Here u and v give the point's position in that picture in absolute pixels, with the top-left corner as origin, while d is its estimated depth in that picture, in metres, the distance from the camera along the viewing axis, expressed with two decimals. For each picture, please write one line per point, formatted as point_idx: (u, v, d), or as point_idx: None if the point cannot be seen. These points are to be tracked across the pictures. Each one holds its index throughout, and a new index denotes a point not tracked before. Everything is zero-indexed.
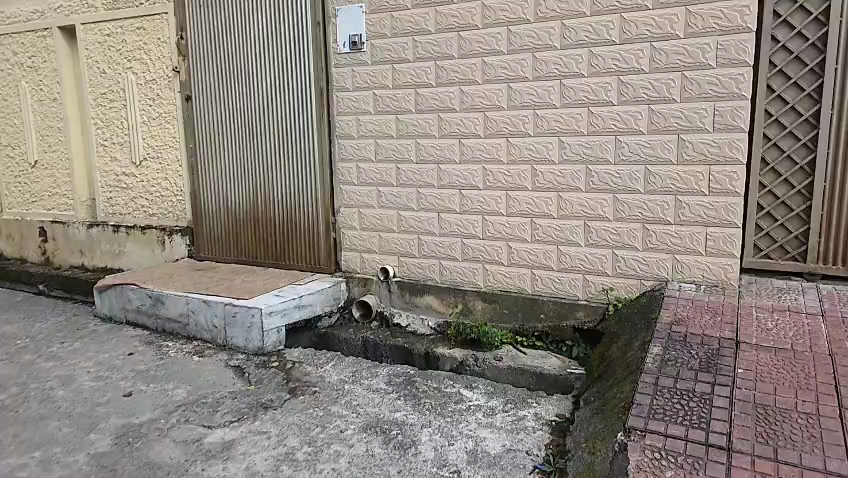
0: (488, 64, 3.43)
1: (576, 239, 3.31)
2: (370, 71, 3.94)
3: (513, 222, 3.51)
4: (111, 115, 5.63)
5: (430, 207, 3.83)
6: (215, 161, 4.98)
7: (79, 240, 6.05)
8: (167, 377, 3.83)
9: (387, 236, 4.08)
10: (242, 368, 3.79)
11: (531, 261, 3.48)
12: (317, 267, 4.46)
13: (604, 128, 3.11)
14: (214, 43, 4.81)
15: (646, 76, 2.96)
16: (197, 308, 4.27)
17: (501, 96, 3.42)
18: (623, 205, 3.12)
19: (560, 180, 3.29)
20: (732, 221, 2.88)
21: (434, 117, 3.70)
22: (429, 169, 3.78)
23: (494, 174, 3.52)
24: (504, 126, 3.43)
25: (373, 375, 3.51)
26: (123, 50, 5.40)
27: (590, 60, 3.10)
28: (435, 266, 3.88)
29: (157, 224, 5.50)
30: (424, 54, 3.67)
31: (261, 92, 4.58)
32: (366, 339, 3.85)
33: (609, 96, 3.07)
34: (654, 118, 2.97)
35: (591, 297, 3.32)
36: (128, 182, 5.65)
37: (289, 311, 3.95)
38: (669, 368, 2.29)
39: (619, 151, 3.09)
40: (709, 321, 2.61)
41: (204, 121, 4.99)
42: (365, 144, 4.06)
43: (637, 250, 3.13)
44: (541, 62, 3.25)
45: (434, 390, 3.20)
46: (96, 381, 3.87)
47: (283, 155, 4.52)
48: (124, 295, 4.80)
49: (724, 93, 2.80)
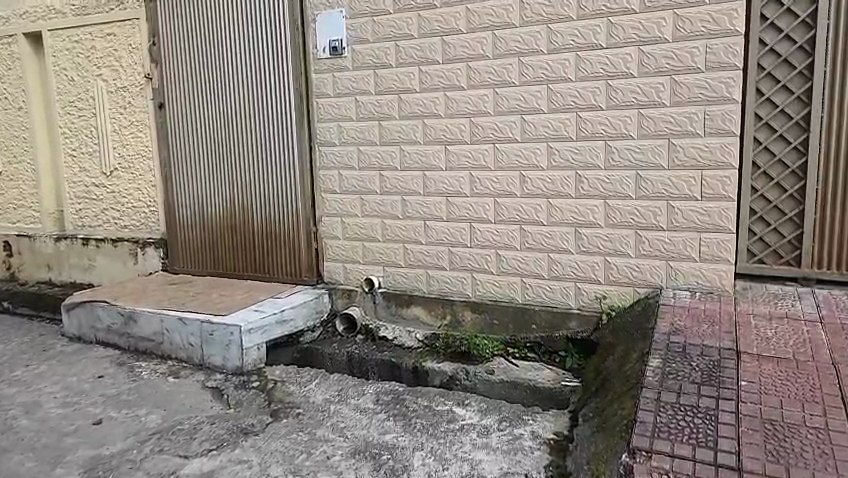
0: (473, 68, 3.34)
1: (567, 247, 3.22)
2: (352, 76, 3.81)
3: (502, 230, 3.41)
4: (79, 124, 5.37)
5: (416, 215, 3.70)
6: (190, 169, 4.77)
7: (46, 254, 5.73)
8: (140, 402, 3.59)
9: (372, 246, 3.93)
10: (221, 389, 3.58)
11: (521, 270, 3.38)
12: (299, 278, 4.28)
13: (594, 132, 3.04)
14: (188, 48, 4.62)
15: (635, 81, 2.90)
16: (172, 327, 4.04)
17: (487, 102, 3.32)
18: (614, 212, 3.05)
19: (550, 187, 3.20)
20: (726, 227, 2.83)
21: (418, 124, 3.59)
22: (414, 177, 3.66)
23: (482, 181, 3.42)
24: (491, 132, 3.34)
25: (361, 394, 3.35)
26: (93, 57, 5.16)
27: (578, 64, 3.03)
28: (423, 277, 3.74)
29: (129, 237, 5.24)
30: (408, 58, 3.56)
31: (238, 99, 4.40)
32: (351, 354, 3.69)
33: (597, 100, 3.00)
34: (645, 122, 2.91)
35: (584, 306, 3.23)
36: (98, 193, 5.38)
37: (270, 327, 3.77)
38: (671, 383, 2.22)
39: (609, 156, 3.02)
40: (707, 330, 2.54)
41: (179, 129, 4.79)
42: (347, 152, 3.92)
43: (630, 257, 3.06)
44: (528, 66, 3.17)
45: (426, 409, 3.06)
46: (62, 408, 3.61)
47: (261, 163, 4.34)
48: (94, 313, 4.54)
49: (715, 97, 2.75)
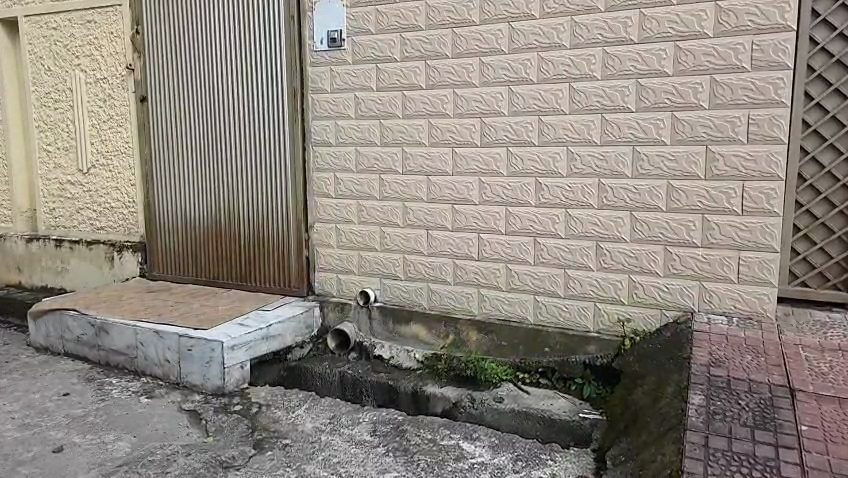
0: (486, 64, 3.04)
1: (587, 263, 2.92)
2: (351, 70, 3.50)
3: (514, 242, 3.10)
4: (55, 117, 4.98)
5: (418, 223, 3.38)
6: (173, 171, 4.41)
7: (16, 255, 5.32)
8: (108, 426, 3.21)
9: (368, 255, 3.60)
10: (199, 413, 3.23)
11: (535, 286, 3.08)
12: (288, 289, 3.95)
13: (621, 137, 2.75)
14: (174, 41, 4.28)
15: (670, 80, 2.62)
16: (146, 341, 3.67)
17: (501, 101, 3.03)
18: (642, 225, 2.76)
19: (569, 196, 2.91)
20: (768, 245, 2.55)
21: (425, 123, 3.28)
22: (418, 181, 3.35)
23: (493, 187, 3.11)
24: (505, 134, 3.04)
25: (355, 423, 3.01)
26: (71, 45, 4.79)
27: (604, 60, 2.74)
28: (424, 291, 3.42)
29: (106, 240, 4.85)
30: (413, 51, 3.26)
31: (225, 97, 4.07)
32: (344, 375, 3.34)
33: (626, 101, 2.72)
34: (679, 126, 2.63)
35: (603, 330, 2.94)
36: (73, 192, 4.99)
37: (255, 343, 3.43)
38: (719, 425, 1.97)
39: (638, 164, 2.72)
40: (752, 362, 2.30)
41: (161, 127, 4.43)
42: (345, 152, 3.60)
43: (657, 275, 2.76)
44: (548, 61, 2.88)
45: (429, 443, 2.73)
46: (20, 431, 3.21)
47: (250, 190, 4.02)
48: (62, 323, 4.15)
49: (760, 100, 2.48)
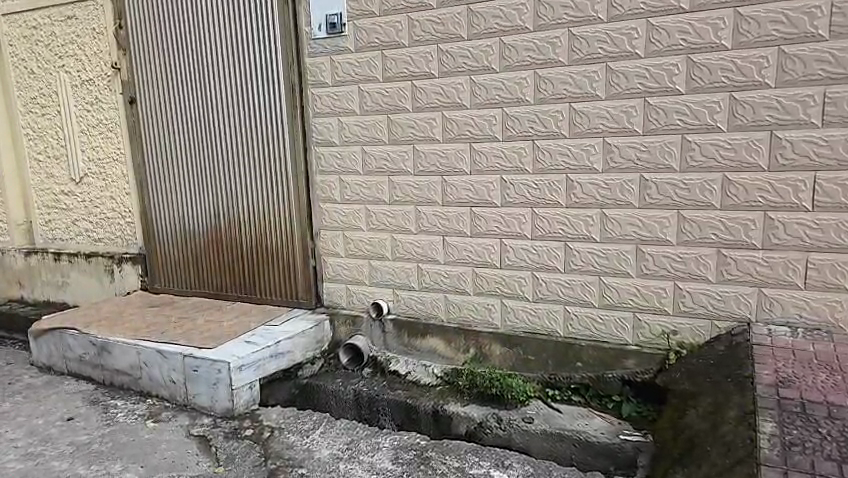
0: (508, 44, 2.78)
1: (626, 269, 2.73)
2: (354, 60, 3.20)
3: (542, 248, 2.91)
4: (43, 123, 4.71)
5: (434, 229, 3.17)
6: (167, 179, 4.15)
7: (16, 269, 5.13)
8: (114, 455, 2.95)
9: (380, 265, 3.40)
10: (208, 439, 2.98)
11: (564, 296, 2.90)
12: (296, 300, 3.74)
13: (668, 124, 2.51)
14: (161, 35, 3.95)
15: (728, 55, 2.36)
16: (150, 360, 3.44)
17: (525, 87, 2.78)
18: (691, 225, 2.55)
19: (605, 194, 2.71)
20: (842, 244, 2.31)
21: (436, 117, 3.03)
22: (433, 182, 3.12)
23: (516, 186, 2.90)
24: (530, 125, 2.80)
25: (375, 449, 2.78)
26: (53, 45, 4.47)
27: (649, 34, 2.49)
28: (440, 302, 3.25)
29: (105, 252, 4.62)
30: (422, 35, 2.98)
31: (218, 98, 3.77)
32: (359, 393, 3.13)
33: (675, 82, 2.47)
34: (738, 109, 2.38)
35: (642, 343, 2.75)
36: (68, 202, 4.75)
37: (263, 361, 3.21)
38: (799, 459, 1.72)
39: (688, 155, 2.50)
40: (827, 382, 2.06)
41: (153, 132, 4.15)
42: (350, 152, 3.33)
43: (709, 281, 2.56)
44: (581, 39, 2.62)
45: (457, 472, 2.50)
46: (22, 462, 2.95)
47: (249, 194, 3.75)
48: (64, 341, 3.93)
49: (838, 74, 2.21)
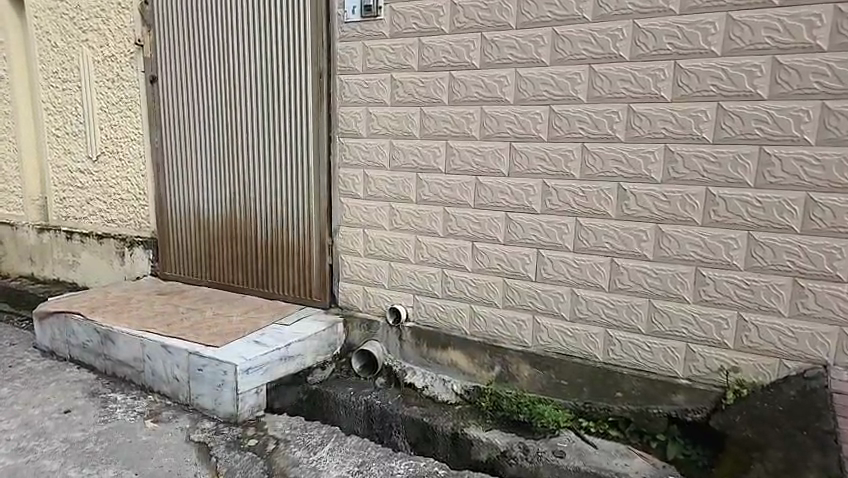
0: (561, 35, 2.51)
1: (682, 294, 2.43)
2: (388, 46, 2.94)
3: (584, 262, 2.61)
4: (63, 98, 4.57)
5: (464, 233, 2.90)
6: (184, 164, 3.96)
7: (28, 245, 5.00)
8: (109, 457, 2.71)
9: (400, 268, 3.14)
10: (209, 446, 2.75)
11: (608, 318, 2.60)
12: (308, 299, 3.52)
13: (744, 133, 2.23)
14: (186, 10, 3.74)
15: (822, 57, 2.09)
16: (153, 354, 3.22)
17: (578, 84, 2.51)
18: (763, 249, 2.26)
19: (663, 208, 2.41)
20: None
21: (475, 111, 2.76)
22: (465, 182, 2.85)
23: (560, 192, 2.61)
24: (581, 126, 2.52)
25: (387, 474, 2.51)
26: (78, 18, 4.31)
27: (729, 30, 2.21)
28: (465, 314, 2.97)
29: (116, 235, 4.46)
30: (467, 21, 2.71)
31: (240, 80, 3.56)
32: (372, 406, 2.89)
33: (756, 86, 2.20)
34: (830, 120, 2.10)
35: (695, 377, 2.43)
36: (83, 181, 4.60)
37: (271, 365, 2.98)
38: None
39: (765, 170, 2.22)
40: None
41: (172, 112, 3.96)
42: (377, 146, 3.08)
43: (780, 315, 2.26)
44: (647, 32, 2.35)
45: None
46: (12, 459, 2.72)
47: (267, 182, 3.54)
48: (66, 327, 3.72)
49: None
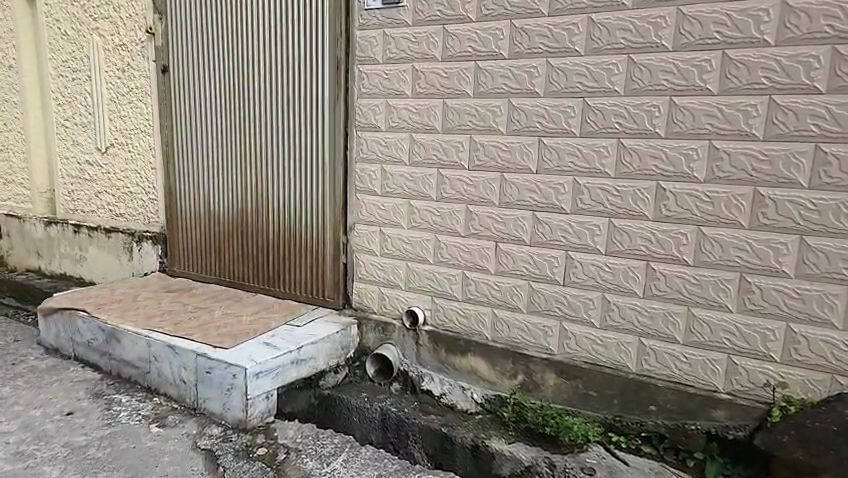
0: (598, 23, 2.34)
1: (725, 302, 2.26)
2: (410, 35, 2.79)
3: (618, 266, 2.45)
4: (72, 88, 4.45)
5: (487, 232, 2.74)
6: (195, 156, 3.82)
7: (35, 238, 4.90)
8: (111, 464, 2.58)
9: (418, 269, 2.99)
10: (216, 455, 2.61)
11: (642, 326, 2.43)
12: (322, 298, 3.38)
13: (799, 130, 2.06)
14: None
15: None
16: (160, 355, 3.09)
17: (615, 76, 2.34)
18: (816, 255, 2.08)
19: (706, 209, 2.24)
20: None
21: (502, 104, 2.60)
22: (489, 179, 2.69)
23: (593, 191, 2.45)
24: (617, 120, 2.36)
25: None
26: (88, 6, 4.19)
27: (784, 17, 2.04)
28: (488, 318, 2.81)
29: (124, 229, 4.33)
30: (495, 8, 2.55)
31: (254, 70, 3.42)
32: (387, 414, 2.74)
33: (813, 79, 2.02)
34: None
35: (737, 392, 2.27)
36: (91, 173, 4.48)
37: (283, 369, 2.84)
38: None
39: (821, 169, 2.04)
40: None
41: (183, 103, 3.83)
42: (396, 140, 2.93)
43: (834, 328, 2.08)
44: (693, 19, 2.17)
45: None
46: (11, 464, 2.60)
47: (280, 176, 3.40)
48: (71, 325, 3.60)
49: None
